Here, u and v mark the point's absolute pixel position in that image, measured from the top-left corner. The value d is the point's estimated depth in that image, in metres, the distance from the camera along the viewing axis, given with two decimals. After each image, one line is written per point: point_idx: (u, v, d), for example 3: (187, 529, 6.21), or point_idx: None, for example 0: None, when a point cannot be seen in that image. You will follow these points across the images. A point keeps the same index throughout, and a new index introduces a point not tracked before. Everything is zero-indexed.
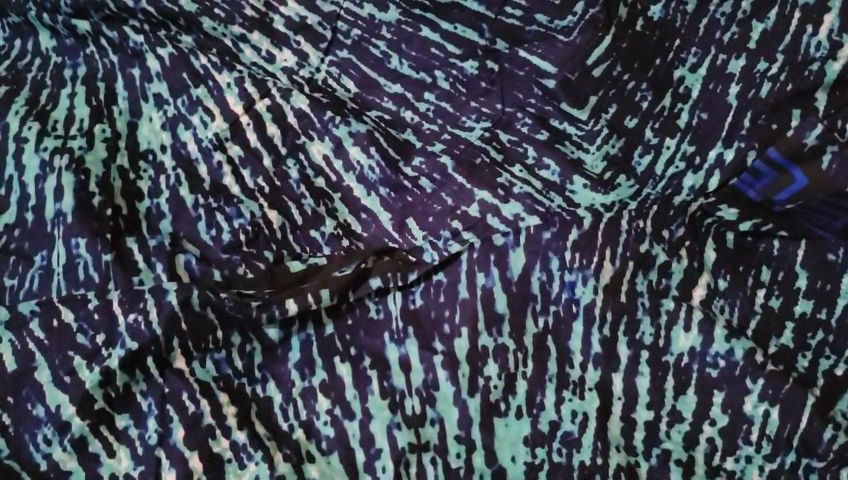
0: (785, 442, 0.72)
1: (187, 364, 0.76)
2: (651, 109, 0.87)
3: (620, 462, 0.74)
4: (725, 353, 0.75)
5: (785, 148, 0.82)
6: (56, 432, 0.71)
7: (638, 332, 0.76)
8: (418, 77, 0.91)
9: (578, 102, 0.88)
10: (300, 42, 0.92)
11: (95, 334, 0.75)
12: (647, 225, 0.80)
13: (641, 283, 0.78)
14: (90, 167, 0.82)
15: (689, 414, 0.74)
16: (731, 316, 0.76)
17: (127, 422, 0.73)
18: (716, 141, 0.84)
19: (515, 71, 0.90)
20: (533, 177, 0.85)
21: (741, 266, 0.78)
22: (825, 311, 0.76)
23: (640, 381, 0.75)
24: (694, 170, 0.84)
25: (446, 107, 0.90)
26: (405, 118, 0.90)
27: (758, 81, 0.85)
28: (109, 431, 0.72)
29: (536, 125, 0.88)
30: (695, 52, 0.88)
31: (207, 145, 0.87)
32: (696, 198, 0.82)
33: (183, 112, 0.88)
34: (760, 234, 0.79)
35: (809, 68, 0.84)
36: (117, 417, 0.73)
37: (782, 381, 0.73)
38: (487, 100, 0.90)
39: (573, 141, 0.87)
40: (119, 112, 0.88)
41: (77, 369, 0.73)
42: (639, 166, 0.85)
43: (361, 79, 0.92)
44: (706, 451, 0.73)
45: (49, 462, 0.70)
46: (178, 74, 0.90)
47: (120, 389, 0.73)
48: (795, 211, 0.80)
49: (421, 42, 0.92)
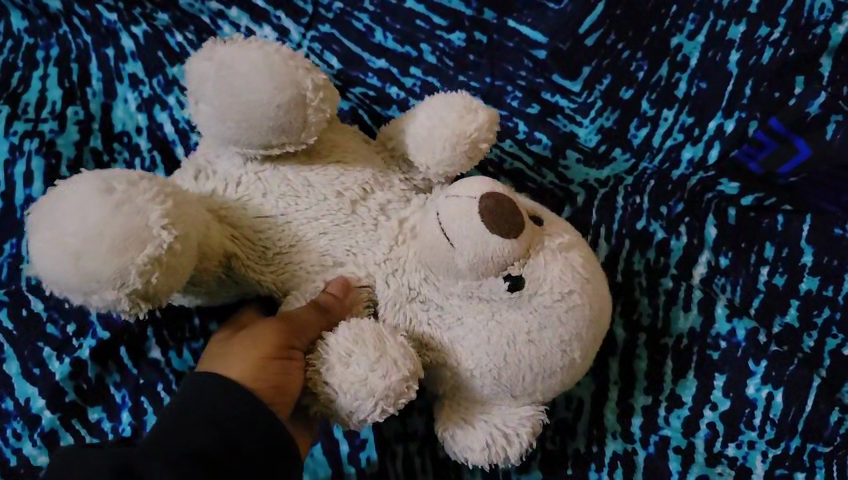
0: (789, 427, 0.71)
1: (180, 348, 0.72)
2: (648, 80, 0.81)
3: (616, 450, 0.72)
4: (727, 334, 0.73)
5: (787, 117, 0.79)
6: (26, 426, 0.69)
7: (635, 313, 0.74)
8: (404, 51, 0.83)
9: (572, 74, 0.82)
10: (281, 19, 0.84)
11: (65, 323, 0.71)
12: (644, 201, 0.78)
13: (638, 262, 0.76)
14: (61, 149, 0.78)
15: (690, 399, 0.72)
16: (734, 296, 0.75)
17: (168, 356, 0.72)
18: (716, 110, 0.80)
19: (504, 43, 0.83)
20: (523, 152, 0.81)
21: (743, 243, 0.76)
22: (832, 287, 0.74)
23: (638, 365, 0.73)
24: (692, 142, 0.80)
25: (433, 82, 0.83)
26: (391, 94, 0.83)
27: (759, 47, 0.80)
28: (122, 379, 0.71)
29: (527, 97, 0.82)
30: (693, 18, 0.82)
31: (183, 126, 0.80)
32: (693, 173, 0.80)
33: (159, 92, 0.81)
34: (764, 209, 0.77)
35: (812, 31, 0.80)
36: (152, 340, 0.72)
37: (786, 362, 0.72)
38: (475, 73, 0.83)
39: (566, 115, 0.82)
40: (93, 94, 0.81)
41: (46, 360, 0.70)
42: (636, 139, 0.81)
43: (345, 55, 0.83)
44: (705, 438, 0.72)
45: (44, 455, 0.68)
46: (153, 51, 0.82)
47: (188, 331, 0.72)
48: (798, 184, 0.78)
49: (405, 14, 0.84)
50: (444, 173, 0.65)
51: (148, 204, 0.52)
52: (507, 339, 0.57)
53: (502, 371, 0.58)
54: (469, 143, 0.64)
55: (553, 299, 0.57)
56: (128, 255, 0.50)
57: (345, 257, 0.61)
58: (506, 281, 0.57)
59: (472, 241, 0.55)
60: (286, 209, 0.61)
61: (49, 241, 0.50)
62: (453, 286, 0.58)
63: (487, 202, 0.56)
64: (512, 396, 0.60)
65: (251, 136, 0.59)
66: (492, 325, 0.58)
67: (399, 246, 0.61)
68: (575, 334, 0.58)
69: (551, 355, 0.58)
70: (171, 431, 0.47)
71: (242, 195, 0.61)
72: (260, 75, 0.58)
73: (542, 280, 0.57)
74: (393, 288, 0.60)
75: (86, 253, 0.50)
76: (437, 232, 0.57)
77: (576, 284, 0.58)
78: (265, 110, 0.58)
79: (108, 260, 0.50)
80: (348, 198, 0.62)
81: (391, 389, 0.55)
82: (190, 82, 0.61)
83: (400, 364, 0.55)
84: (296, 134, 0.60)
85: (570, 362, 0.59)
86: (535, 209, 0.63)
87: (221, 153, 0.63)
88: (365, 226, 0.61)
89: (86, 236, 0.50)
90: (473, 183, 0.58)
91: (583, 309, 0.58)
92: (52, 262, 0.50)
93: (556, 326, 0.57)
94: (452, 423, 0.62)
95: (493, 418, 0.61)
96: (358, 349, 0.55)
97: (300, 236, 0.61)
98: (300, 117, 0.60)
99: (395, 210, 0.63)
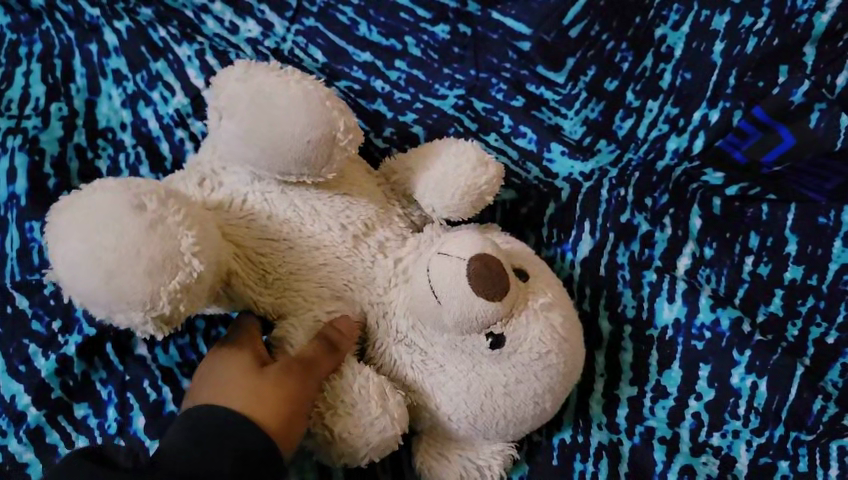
0: (773, 415, 0.71)
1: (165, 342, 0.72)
2: (632, 71, 0.81)
3: (602, 440, 0.72)
4: (711, 324, 0.73)
5: (770, 106, 0.79)
6: (11, 423, 0.68)
7: (620, 305, 0.75)
8: (388, 44, 0.83)
9: (555, 64, 0.82)
10: (265, 12, 0.84)
11: (51, 320, 0.71)
12: (628, 193, 0.78)
13: (622, 255, 0.76)
14: (45, 146, 0.77)
15: (675, 389, 0.73)
16: (718, 287, 0.76)
17: (154, 352, 0.72)
18: (700, 102, 0.80)
19: (488, 35, 0.83)
20: (508, 146, 0.80)
21: (729, 234, 0.77)
22: (816, 276, 0.76)
23: (624, 356, 0.74)
24: (678, 132, 0.81)
25: (418, 75, 0.82)
26: (376, 88, 0.82)
27: (743, 37, 0.80)
28: (108, 375, 0.71)
29: (512, 90, 0.82)
30: (677, 8, 0.82)
31: (168, 121, 0.80)
32: (679, 163, 0.80)
33: (143, 87, 0.81)
34: (750, 198, 0.78)
35: (796, 21, 0.79)
36: (138, 336, 0.72)
37: (770, 351, 0.72)
38: (460, 66, 0.83)
39: (551, 107, 0.82)
40: (77, 90, 0.80)
41: (32, 356, 0.70)
42: (621, 131, 0.81)
43: (329, 48, 0.83)
44: (690, 428, 0.72)
45: (30, 451, 0.68)
46: (137, 46, 0.82)
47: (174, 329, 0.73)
48: (782, 174, 0.79)
49: (390, 7, 0.83)
50: (447, 217, 0.69)
51: (179, 229, 0.53)
52: (486, 390, 0.62)
53: (479, 416, 0.63)
54: (477, 195, 0.69)
55: (530, 357, 0.61)
56: (161, 279, 0.51)
57: (343, 289, 0.64)
58: (488, 338, 0.61)
59: (459, 301, 0.59)
60: (288, 236, 0.63)
61: (81, 255, 0.51)
62: (439, 337, 0.62)
63: (476, 266, 0.59)
64: (485, 438, 0.65)
65: (273, 163, 0.60)
66: (473, 375, 0.62)
67: (392, 289, 0.64)
68: (547, 388, 0.63)
69: (524, 405, 0.63)
70: (177, 477, 0.47)
71: (246, 215, 0.62)
72: (296, 111, 0.60)
73: (522, 339, 0.61)
74: (382, 329, 0.64)
75: (119, 272, 0.50)
76: (427, 289, 0.61)
77: (553, 345, 0.62)
78: (293, 145, 0.59)
79: (141, 282, 0.51)
80: (350, 233, 0.64)
81: (383, 442, 0.60)
82: (218, 98, 0.62)
83: (396, 423, 0.60)
84: (317, 169, 0.62)
85: (540, 411, 0.64)
86: (521, 259, 0.67)
87: (228, 165, 0.63)
88: (362, 263, 0.64)
89: (120, 255, 0.51)
90: (467, 242, 0.61)
91: (557, 367, 0.63)
92: (80, 272, 0.51)
93: (531, 381, 0.62)
94: (431, 457, 0.66)
95: (469, 453, 0.66)
96: (363, 403, 0.59)
97: (301, 262, 0.63)
98: (326, 153, 0.61)
99: (393, 250, 0.66)
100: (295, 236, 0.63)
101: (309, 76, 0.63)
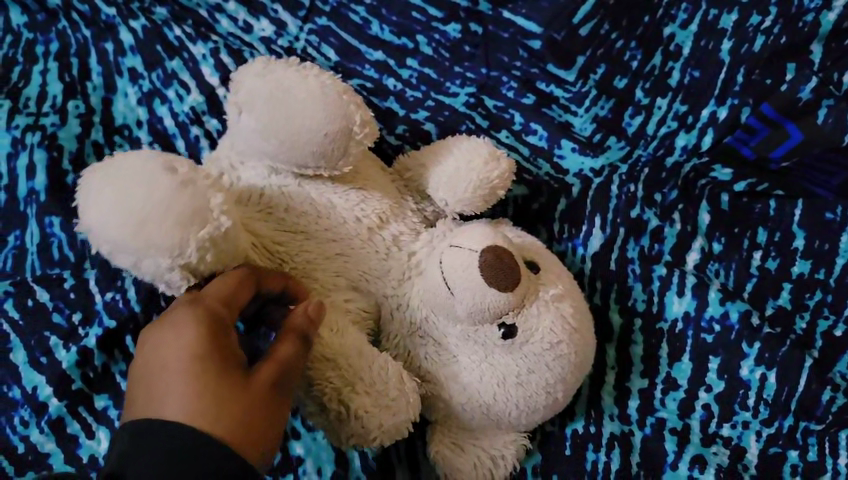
0: (783, 405, 0.72)
1: None
2: (641, 69, 0.82)
3: (614, 431, 0.74)
4: (721, 317, 0.74)
5: (778, 103, 0.80)
6: (33, 414, 0.69)
7: (630, 299, 0.76)
8: (399, 43, 0.83)
9: (566, 63, 0.81)
10: (278, 12, 0.85)
11: (71, 313, 0.72)
12: (638, 189, 0.79)
13: (632, 250, 0.77)
14: (63, 142, 0.78)
15: (685, 382, 0.74)
16: (727, 281, 0.77)
17: None
18: (709, 98, 0.82)
19: (499, 34, 0.83)
20: (519, 143, 0.82)
21: (736, 229, 0.79)
22: (823, 270, 0.77)
23: (634, 349, 0.75)
24: (686, 129, 0.82)
25: (429, 73, 0.83)
26: (388, 86, 0.83)
27: (751, 35, 0.81)
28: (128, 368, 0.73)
29: (522, 87, 0.83)
30: (686, 7, 0.82)
31: (183, 119, 0.82)
32: (688, 159, 0.82)
33: (159, 85, 0.82)
34: (757, 194, 0.80)
35: (803, 19, 0.80)
36: None
37: (778, 343, 0.73)
38: (471, 65, 0.84)
39: (561, 105, 0.82)
40: (93, 87, 0.82)
41: (54, 349, 0.71)
42: (630, 128, 0.82)
43: (342, 47, 0.84)
44: (701, 419, 0.73)
45: (51, 441, 0.69)
46: (152, 44, 0.83)
47: None
48: (790, 169, 0.80)
49: (401, 6, 0.83)
50: (459, 212, 0.71)
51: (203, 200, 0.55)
52: (499, 380, 0.63)
53: (491, 406, 0.64)
54: (489, 189, 0.70)
55: (542, 348, 0.63)
56: (191, 229, 0.53)
57: (359, 280, 0.65)
58: (500, 329, 0.62)
59: (471, 293, 0.60)
60: (304, 228, 0.64)
61: (111, 208, 0.51)
62: (452, 329, 0.63)
63: (488, 256, 0.60)
64: (498, 427, 0.66)
65: (292, 156, 0.61)
66: (485, 366, 0.63)
67: (405, 283, 0.65)
68: (559, 379, 0.64)
69: (536, 396, 0.64)
70: None
71: (264, 207, 0.63)
72: (314, 105, 0.60)
73: (533, 331, 0.62)
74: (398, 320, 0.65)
75: (151, 221, 0.51)
76: (439, 280, 0.62)
77: (564, 336, 0.63)
78: (311, 137, 0.61)
79: (173, 229, 0.52)
80: (365, 226, 0.65)
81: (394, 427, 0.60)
82: (236, 93, 0.62)
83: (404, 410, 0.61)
84: (334, 162, 0.63)
85: (552, 401, 0.65)
86: (532, 250, 0.68)
87: (246, 160, 0.64)
88: (377, 255, 0.66)
89: (151, 207, 0.51)
90: (479, 236, 0.62)
91: (570, 358, 0.64)
92: (110, 224, 0.51)
93: (543, 372, 0.63)
94: (445, 446, 0.67)
95: (482, 443, 0.67)
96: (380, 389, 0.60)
97: (318, 252, 0.64)
98: (343, 146, 0.62)
99: (406, 244, 0.67)
100: (311, 227, 0.64)
101: (326, 71, 0.64)
